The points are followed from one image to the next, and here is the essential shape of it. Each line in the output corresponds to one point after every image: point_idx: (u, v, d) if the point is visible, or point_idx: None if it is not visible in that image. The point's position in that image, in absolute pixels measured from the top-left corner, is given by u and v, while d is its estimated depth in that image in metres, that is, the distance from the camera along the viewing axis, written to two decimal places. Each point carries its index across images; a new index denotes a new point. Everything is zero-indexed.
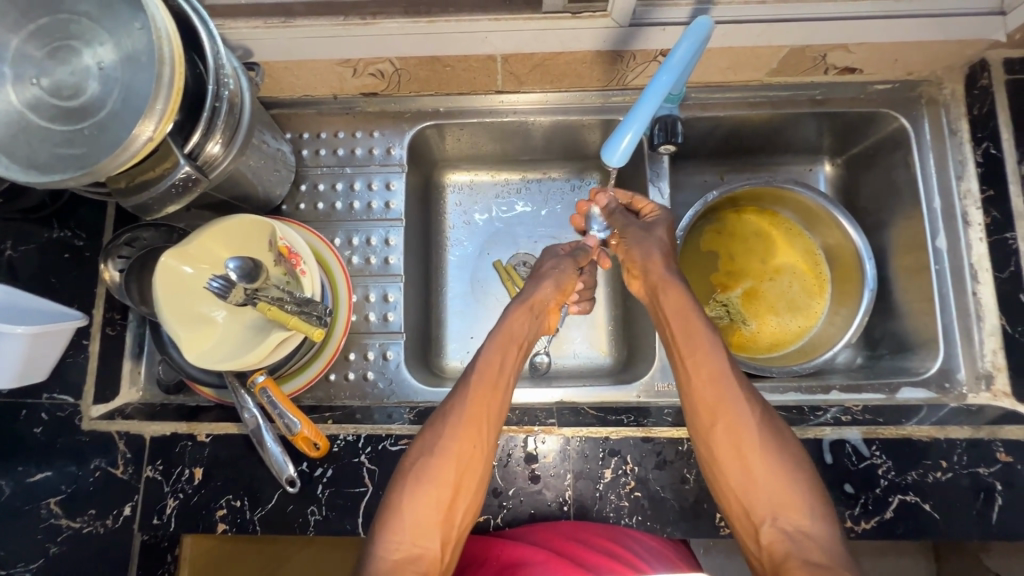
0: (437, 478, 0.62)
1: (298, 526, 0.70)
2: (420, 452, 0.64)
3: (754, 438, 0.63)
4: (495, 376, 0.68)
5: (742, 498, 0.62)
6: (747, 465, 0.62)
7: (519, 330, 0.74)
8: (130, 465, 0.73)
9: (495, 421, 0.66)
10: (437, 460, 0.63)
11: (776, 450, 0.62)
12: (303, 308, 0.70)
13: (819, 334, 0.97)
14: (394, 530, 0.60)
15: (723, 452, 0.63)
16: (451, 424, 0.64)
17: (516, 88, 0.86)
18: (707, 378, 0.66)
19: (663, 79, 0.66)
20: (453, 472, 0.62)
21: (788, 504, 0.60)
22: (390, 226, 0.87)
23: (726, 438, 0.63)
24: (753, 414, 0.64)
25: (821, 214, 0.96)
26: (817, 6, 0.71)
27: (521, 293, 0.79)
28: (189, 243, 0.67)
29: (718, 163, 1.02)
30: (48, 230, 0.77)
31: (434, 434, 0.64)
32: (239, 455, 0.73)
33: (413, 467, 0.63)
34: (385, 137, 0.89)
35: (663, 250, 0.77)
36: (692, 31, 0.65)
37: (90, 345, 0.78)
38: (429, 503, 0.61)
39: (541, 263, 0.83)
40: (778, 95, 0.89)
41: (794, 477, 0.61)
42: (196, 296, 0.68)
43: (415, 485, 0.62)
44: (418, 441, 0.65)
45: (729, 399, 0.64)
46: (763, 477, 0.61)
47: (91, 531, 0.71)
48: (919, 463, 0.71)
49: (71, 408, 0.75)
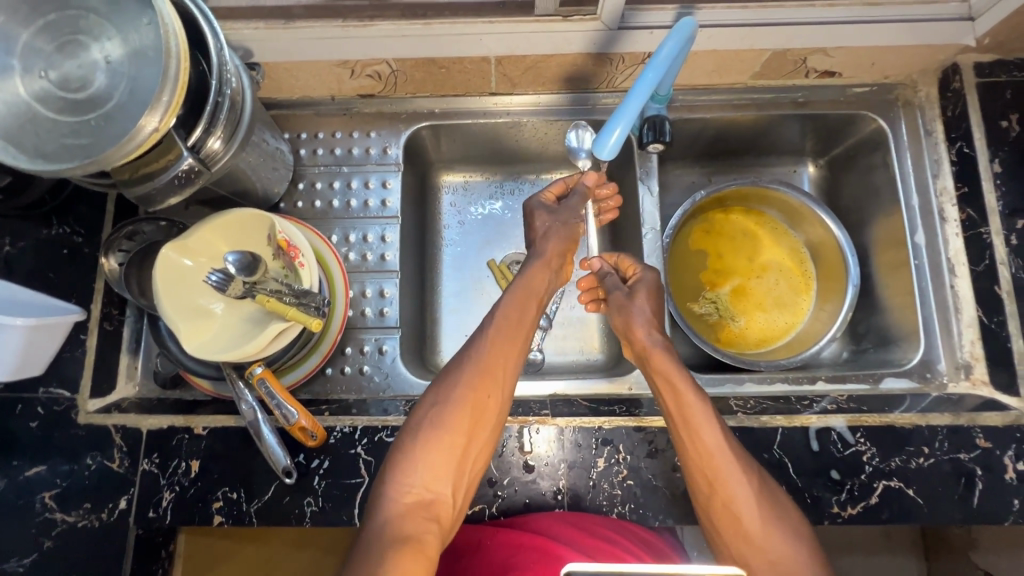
0: (451, 427, 0.63)
1: (294, 518, 0.71)
2: (434, 399, 0.66)
3: (752, 509, 0.63)
4: (514, 326, 0.70)
5: (743, 563, 0.63)
6: (747, 535, 0.63)
7: (539, 287, 0.76)
8: (127, 458, 0.73)
9: (511, 372, 0.67)
10: (453, 410, 0.64)
11: (773, 515, 0.63)
12: (301, 300, 0.70)
13: (806, 329, 1.00)
14: (407, 475, 0.62)
15: (726, 519, 0.64)
16: (467, 380, 0.65)
17: (509, 90, 0.89)
18: (706, 450, 0.65)
19: (650, 77, 0.69)
20: (467, 418, 0.64)
21: (792, 573, 0.61)
22: (386, 224, 0.89)
23: (724, 506, 0.64)
24: (751, 488, 0.64)
25: (806, 212, 1.00)
26: (794, 11, 0.75)
27: (534, 250, 0.80)
28: (189, 236, 0.68)
29: (705, 164, 1.05)
30: (47, 227, 0.79)
31: (449, 384, 0.66)
32: (235, 448, 0.73)
33: (427, 417, 0.64)
34: (381, 137, 0.91)
35: (644, 320, 0.76)
36: (676, 33, 0.68)
37: (87, 340, 0.78)
38: (441, 452, 0.63)
39: (533, 219, 0.83)
40: (761, 98, 0.92)
41: (795, 539, 0.62)
42: (195, 288, 0.69)
43: (429, 435, 0.63)
44: (435, 391, 0.66)
45: (729, 470, 0.64)
46: (764, 545, 0.62)
47: (85, 525, 0.72)
48: (903, 449, 0.73)
49: (67, 402, 0.75)
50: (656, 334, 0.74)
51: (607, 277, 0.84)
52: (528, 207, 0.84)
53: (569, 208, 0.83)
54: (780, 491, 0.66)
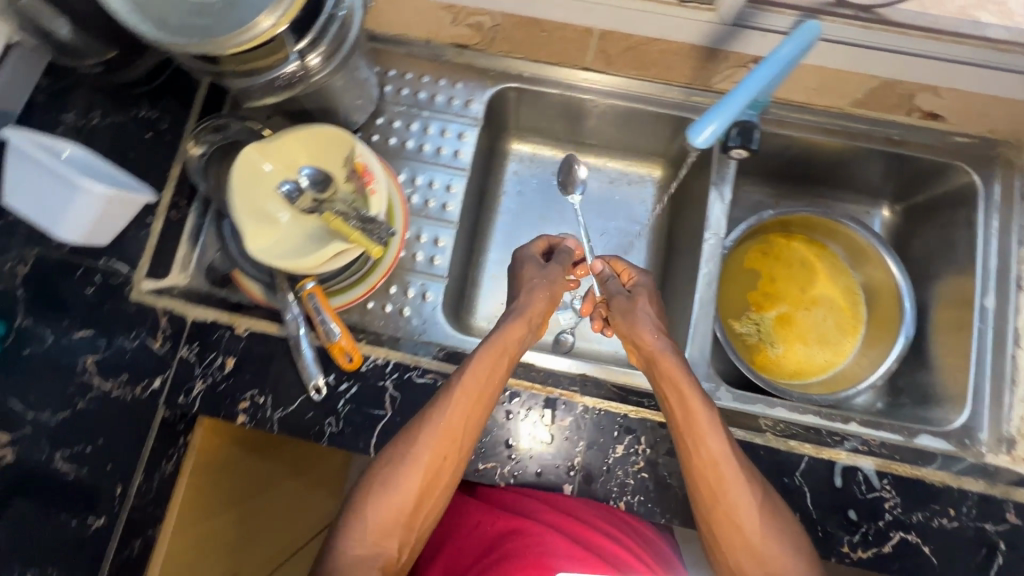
0: (401, 488, 0.66)
1: (313, 434, 0.73)
2: (391, 456, 0.67)
3: (752, 520, 0.64)
4: (478, 387, 0.69)
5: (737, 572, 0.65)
6: (747, 545, 0.64)
7: (513, 344, 0.73)
8: (169, 343, 0.77)
9: (473, 428, 0.68)
10: (405, 470, 0.66)
11: (769, 521, 0.65)
12: (365, 225, 0.70)
13: (844, 371, 0.98)
14: (356, 534, 0.66)
15: (725, 538, 0.65)
16: (422, 445, 0.67)
17: (603, 68, 0.89)
18: (710, 456, 0.65)
19: (764, 72, 0.67)
20: (420, 477, 0.66)
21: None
22: (453, 174, 0.89)
23: (726, 512, 0.65)
24: (754, 501, 0.65)
25: (871, 253, 0.98)
26: (915, 41, 0.72)
27: (515, 305, 0.77)
28: (273, 141, 0.70)
29: (777, 186, 1.04)
30: (137, 108, 0.80)
31: (406, 445, 0.67)
32: (271, 355, 0.75)
33: (382, 470, 0.67)
34: (467, 89, 0.91)
35: (653, 326, 0.74)
36: (800, 32, 0.66)
37: (154, 224, 0.80)
38: (390, 510, 0.66)
39: (521, 272, 0.81)
40: (856, 127, 0.89)
41: (795, 551, 0.64)
42: (267, 194, 0.70)
43: (381, 492, 0.66)
44: (391, 449, 0.68)
45: (734, 486, 0.65)
46: (762, 555, 0.64)
47: (119, 397, 0.74)
48: (927, 505, 0.71)
49: (124, 278, 0.77)
50: (664, 338, 0.73)
51: (607, 280, 0.82)
52: (516, 257, 0.84)
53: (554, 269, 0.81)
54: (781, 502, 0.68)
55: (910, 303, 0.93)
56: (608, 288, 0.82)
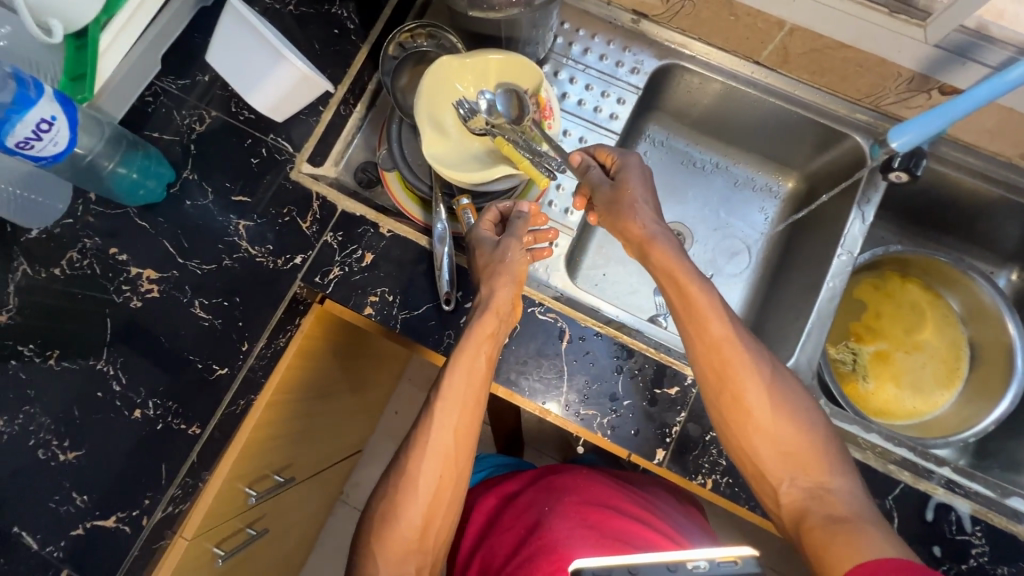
0: (408, 514, 0.68)
1: (431, 341, 0.76)
2: (396, 480, 0.70)
3: (760, 396, 0.66)
4: (461, 397, 0.71)
5: (756, 459, 0.65)
6: (758, 425, 0.65)
7: (485, 349, 0.71)
8: (316, 225, 0.80)
9: (463, 444, 0.71)
10: (409, 496, 0.69)
11: (774, 396, 0.66)
12: (535, 157, 0.72)
13: (931, 422, 0.97)
14: (377, 554, 0.67)
15: (733, 417, 0.66)
16: (427, 454, 0.70)
17: (775, 65, 0.89)
18: (713, 336, 0.67)
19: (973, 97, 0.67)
20: (427, 495, 0.69)
21: (807, 464, 0.63)
22: (604, 136, 0.92)
23: (730, 394, 0.66)
24: (758, 374, 0.66)
25: (991, 312, 0.96)
26: None
27: (481, 295, 0.73)
28: (468, 57, 0.72)
29: (906, 225, 1.03)
30: (328, 4, 0.86)
31: (411, 459, 0.70)
32: (407, 260, 0.78)
33: (388, 501, 0.70)
34: (635, 57, 0.93)
35: (643, 210, 0.74)
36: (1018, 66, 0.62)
37: (323, 114, 0.84)
38: (401, 530, 0.68)
39: (481, 242, 0.75)
40: (1016, 181, 0.87)
41: (807, 428, 0.65)
42: (448, 109, 0.74)
43: (391, 516, 0.68)
44: (397, 463, 0.71)
45: (735, 362, 0.66)
46: (773, 434, 0.65)
47: (262, 263, 0.79)
48: (1016, 562, 0.70)
49: (288, 156, 0.82)
50: (657, 224, 0.73)
51: (590, 170, 0.78)
52: (472, 236, 0.76)
53: (519, 229, 0.76)
54: (788, 372, 0.69)
55: (1022, 364, 0.91)
56: (593, 178, 0.78)
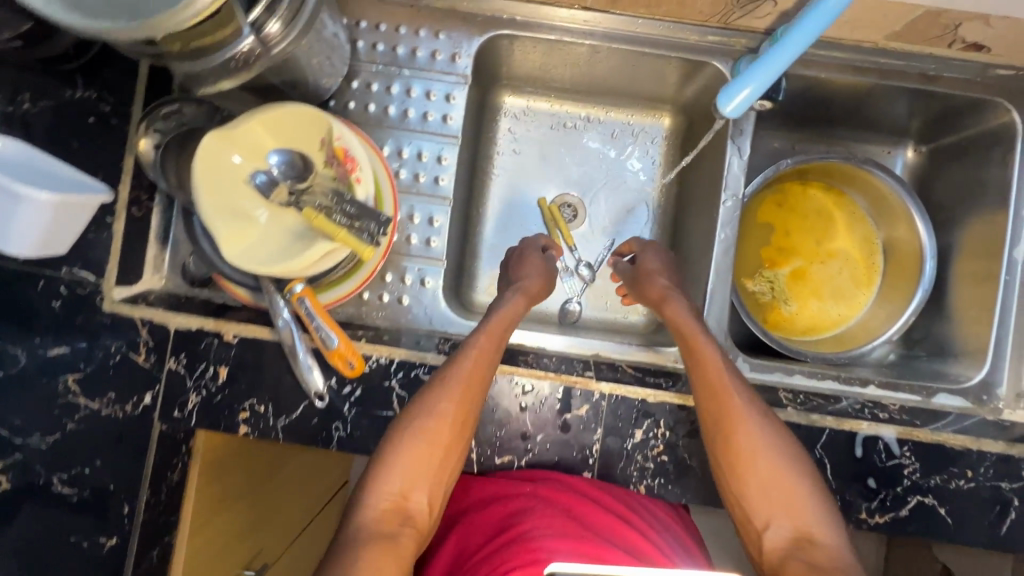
0: (426, 441, 0.63)
1: (321, 439, 0.70)
2: (406, 422, 0.65)
3: (762, 447, 0.64)
4: (488, 352, 0.68)
5: (744, 504, 0.64)
6: (756, 472, 0.64)
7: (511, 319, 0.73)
8: (152, 355, 0.71)
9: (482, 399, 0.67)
10: (422, 434, 0.64)
11: (778, 450, 0.64)
12: (354, 222, 0.63)
13: (857, 326, 0.95)
14: (387, 479, 0.62)
15: (736, 448, 0.65)
16: (447, 390, 0.65)
17: (606, 7, 0.77)
18: (713, 378, 0.67)
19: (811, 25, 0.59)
20: (441, 438, 0.64)
21: (796, 511, 0.61)
22: (443, 143, 0.79)
23: (737, 426, 0.65)
24: (762, 416, 0.66)
25: (893, 203, 0.91)
26: None
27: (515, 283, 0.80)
28: (235, 127, 0.60)
29: (795, 130, 0.95)
30: (70, 88, 0.66)
31: (427, 401, 0.65)
32: (265, 362, 0.70)
33: (405, 425, 0.64)
34: (451, 41, 0.78)
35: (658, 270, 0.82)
36: None
37: (115, 224, 0.70)
38: (410, 472, 0.62)
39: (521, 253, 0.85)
40: (889, 64, 0.79)
41: (803, 468, 0.64)
42: (239, 190, 0.62)
43: (402, 450, 0.63)
44: (405, 414, 0.66)
45: (745, 396, 0.66)
46: (767, 481, 0.63)
47: (110, 415, 0.69)
48: (946, 469, 0.71)
49: (93, 286, 0.69)
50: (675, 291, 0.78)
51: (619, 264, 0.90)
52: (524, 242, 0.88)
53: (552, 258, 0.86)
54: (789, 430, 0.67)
55: (928, 269, 0.88)
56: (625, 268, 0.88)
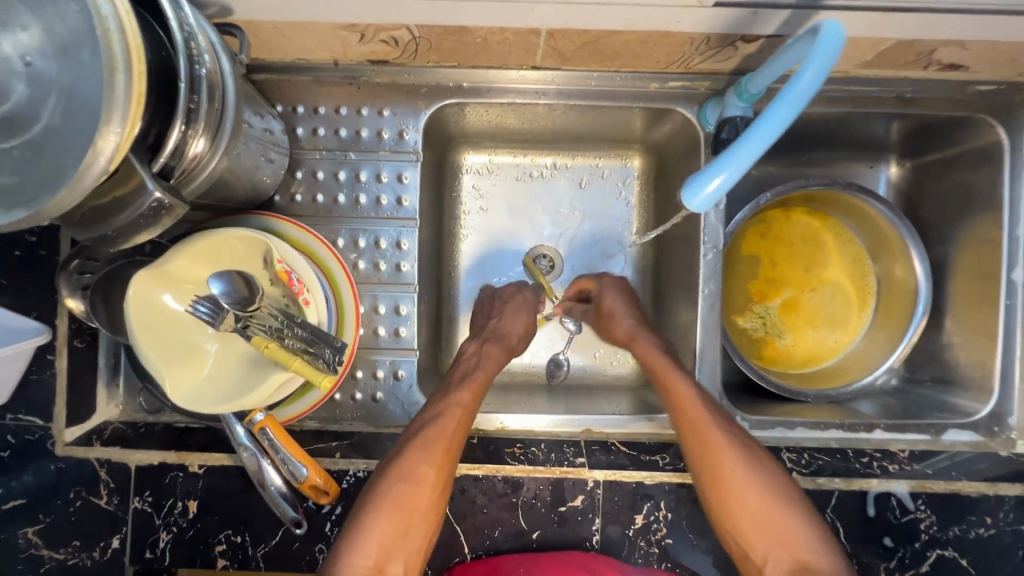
0: (403, 496, 0.61)
1: (305, 564, 0.66)
2: (383, 476, 0.63)
3: (744, 482, 0.63)
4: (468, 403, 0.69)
5: (739, 537, 0.63)
6: (743, 505, 0.63)
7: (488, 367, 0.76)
8: (115, 496, 0.66)
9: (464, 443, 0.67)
10: (402, 484, 0.62)
11: (761, 479, 0.64)
12: (310, 346, 0.59)
13: (855, 353, 0.92)
14: (356, 550, 0.59)
15: (716, 493, 0.64)
16: (421, 444, 0.64)
17: (555, 66, 0.71)
18: (692, 417, 0.66)
19: (782, 109, 0.47)
20: (422, 494, 0.62)
21: (785, 536, 0.62)
22: (401, 227, 0.74)
23: (716, 477, 0.64)
24: (743, 457, 0.64)
25: (884, 227, 0.86)
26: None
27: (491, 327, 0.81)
28: (168, 262, 0.55)
29: (769, 156, 0.91)
30: None
31: (394, 474, 0.63)
32: (236, 490, 0.66)
33: (379, 483, 0.63)
34: (397, 117, 0.75)
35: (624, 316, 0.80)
36: (823, 45, 0.46)
37: (57, 361, 0.65)
38: (390, 525, 0.60)
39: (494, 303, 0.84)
40: (862, 90, 0.75)
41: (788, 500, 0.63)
42: (182, 326, 0.57)
43: (379, 504, 0.61)
44: (382, 465, 0.65)
45: (720, 443, 0.64)
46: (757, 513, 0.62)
47: (77, 564, 0.65)
48: (964, 518, 0.67)
49: (42, 431, 0.66)
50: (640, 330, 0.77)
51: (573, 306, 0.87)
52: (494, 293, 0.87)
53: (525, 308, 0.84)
54: (771, 458, 0.66)
55: (925, 302, 0.84)
56: (577, 310, 0.86)
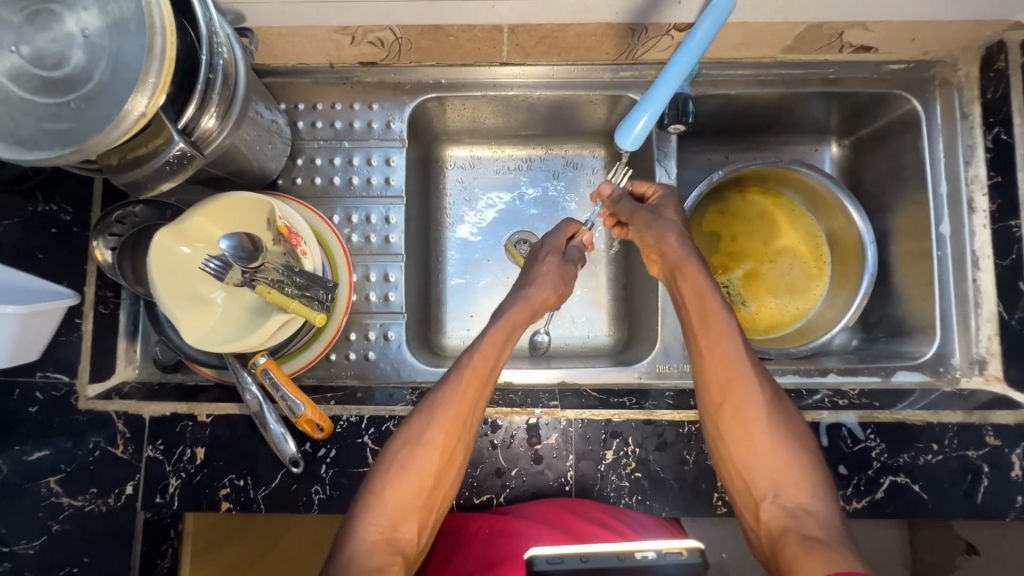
0: (420, 467, 0.64)
1: (302, 505, 0.71)
2: (401, 444, 0.66)
3: (761, 419, 0.66)
4: (487, 365, 0.69)
5: (745, 472, 0.65)
6: (754, 442, 0.65)
7: (517, 322, 0.76)
8: (130, 445, 0.72)
9: (479, 412, 0.68)
10: (420, 452, 0.65)
11: (776, 429, 0.66)
12: (304, 292, 0.69)
13: (816, 316, 0.96)
14: (377, 513, 0.62)
15: (730, 431, 0.67)
16: (438, 418, 0.66)
17: (520, 61, 0.82)
18: (722, 347, 0.69)
19: (681, 62, 0.68)
20: (434, 463, 0.65)
21: (791, 483, 0.63)
22: (390, 204, 0.85)
23: (734, 411, 0.67)
24: (763, 392, 0.67)
25: (826, 195, 0.94)
26: None
27: (520, 291, 0.79)
28: (185, 222, 0.64)
29: (725, 142, 0.99)
30: (33, 203, 0.73)
31: (422, 421, 0.66)
32: (240, 436, 0.72)
33: (397, 455, 0.65)
34: (384, 110, 0.86)
35: (677, 231, 0.76)
36: (714, 11, 0.65)
37: (83, 325, 0.75)
38: (407, 489, 0.64)
39: (536, 254, 0.83)
40: (790, 73, 0.85)
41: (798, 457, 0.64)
42: (193, 277, 0.66)
43: (398, 473, 0.64)
44: (402, 432, 0.67)
45: (742, 377, 0.67)
46: (764, 452, 0.65)
47: (94, 509, 0.71)
48: (912, 446, 0.73)
49: (67, 387, 0.73)
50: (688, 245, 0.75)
51: (623, 200, 0.81)
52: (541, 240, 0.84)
53: (574, 258, 0.83)
54: (792, 407, 0.69)
55: (871, 254, 0.89)
56: (626, 206, 0.80)
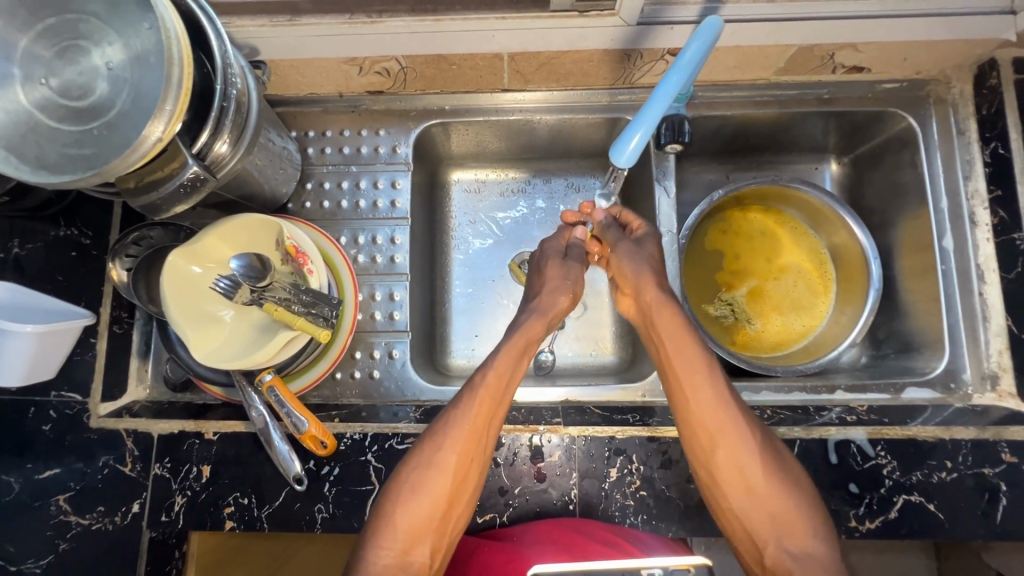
0: (433, 489, 0.64)
1: (305, 524, 0.71)
2: (413, 464, 0.66)
3: (757, 466, 0.65)
4: (502, 384, 0.69)
5: (742, 518, 0.65)
6: (750, 487, 0.65)
7: (533, 338, 0.76)
8: (139, 463, 0.73)
9: (494, 429, 0.68)
10: (433, 473, 0.65)
11: (778, 479, 0.65)
12: (310, 310, 0.70)
13: (823, 333, 0.95)
14: (386, 538, 0.62)
15: (726, 478, 0.66)
16: (455, 435, 0.66)
17: (522, 86, 0.85)
18: (701, 411, 0.68)
19: (671, 80, 0.67)
20: (448, 485, 0.65)
21: (793, 528, 0.63)
22: (395, 225, 0.88)
23: (727, 462, 0.66)
24: (754, 442, 0.66)
25: (828, 213, 0.94)
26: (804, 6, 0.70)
27: (533, 304, 0.79)
28: (198, 243, 0.67)
29: (724, 162, 1.00)
30: (55, 228, 0.76)
31: (433, 445, 0.66)
32: (246, 454, 0.73)
33: (409, 477, 0.65)
34: (391, 136, 0.89)
35: (654, 270, 0.76)
36: (701, 32, 0.65)
37: (98, 343, 0.77)
38: (421, 513, 0.63)
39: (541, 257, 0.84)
40: (785, 94, 0.88)
41: (797, 497, 0.64)
42: (204, 294, 0.68)
43: (410, 494, 0.64)
44: (415, 452, 0.67)
45: (732, 425, 0.67)
46: (763, 498, 0.64)
47: (101, 528, 0.71)
48: (924, 463, 0.72)
49: (80, 406, 0.74)
50: (663, 287, 0.75)
51: (609, 227, 0.84)
52: (541, 247, 0.86)
53: (576, 257, 0.83)
54: (784, 449, 0.68)
55: (876, 269, 0.89)
56: (611, 235, 0.83)
